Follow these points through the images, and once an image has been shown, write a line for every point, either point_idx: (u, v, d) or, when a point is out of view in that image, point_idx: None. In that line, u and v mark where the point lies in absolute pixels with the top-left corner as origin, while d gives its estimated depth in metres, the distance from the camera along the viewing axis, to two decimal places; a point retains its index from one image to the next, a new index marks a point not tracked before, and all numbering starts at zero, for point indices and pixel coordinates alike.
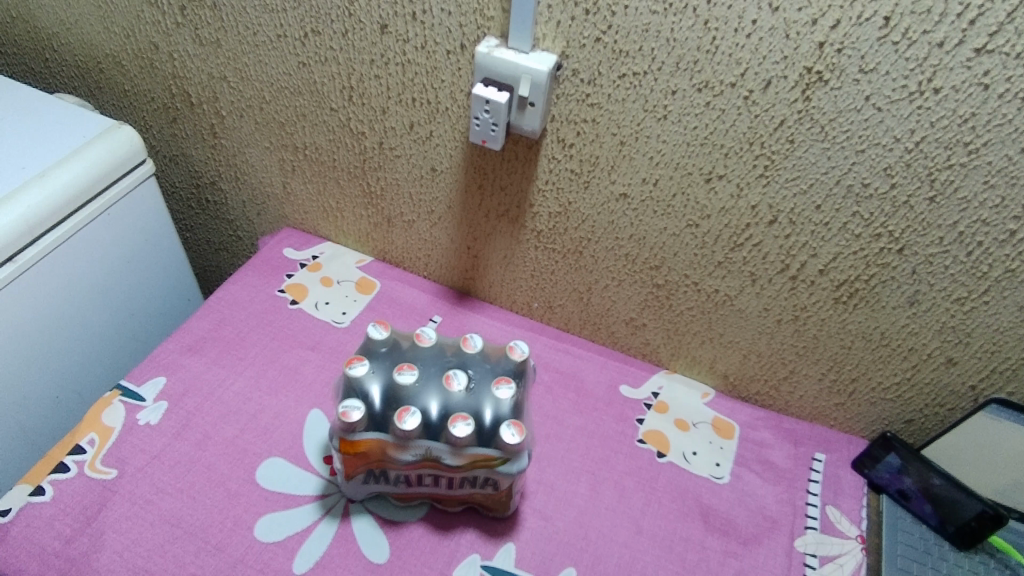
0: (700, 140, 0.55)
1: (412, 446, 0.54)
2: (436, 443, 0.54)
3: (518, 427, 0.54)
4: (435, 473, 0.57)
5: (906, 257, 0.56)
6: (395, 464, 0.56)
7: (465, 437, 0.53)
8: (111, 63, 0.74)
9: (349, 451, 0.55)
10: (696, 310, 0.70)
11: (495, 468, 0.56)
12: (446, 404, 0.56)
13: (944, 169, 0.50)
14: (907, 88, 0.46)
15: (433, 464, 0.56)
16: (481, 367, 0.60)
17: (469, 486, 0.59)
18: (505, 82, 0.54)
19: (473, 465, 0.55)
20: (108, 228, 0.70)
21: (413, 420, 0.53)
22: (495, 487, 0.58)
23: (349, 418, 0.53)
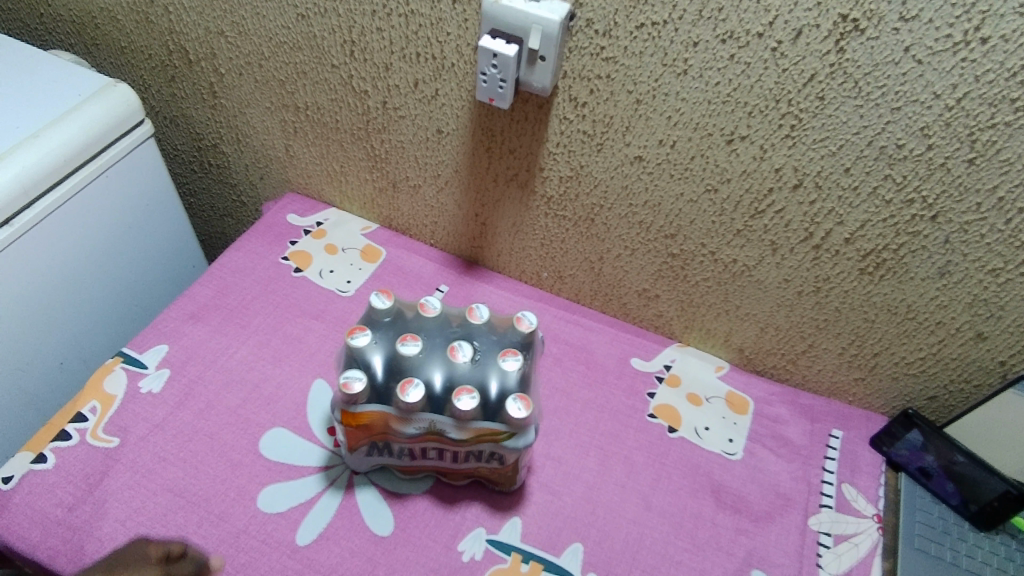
0: (722, 98, 0.51)
1: (415, 420, 0.53)
2: (439, 416, 0.53)
3: (525, 401, 0.52)
4: (439, 447, 0.56)
5: (939, 225, 0.53)
6: (399, 437, 0.55)
7: (469, 411, 0.51)
8: (106, 18, 0.71)
9: (350, 423, 0.53)
10: (712, 280, 0.67)
11: (501, 443, 0.54)
12: (450, 377, 0.54)
13: (986, 129, 0.46)
14: (951, 38, 0.43)
15: (437, 438, 0.54)
16: (487, 339, 0.58)
17: (474, 461, 0.57)
18: (513, 34, 0.50)
19: (478, 440, 0.54)
20: (107, 191, 0.69)
21: (416, 392, 0.51)
22: (501, 462, 0.56)
23: (351, 389, 0.51)
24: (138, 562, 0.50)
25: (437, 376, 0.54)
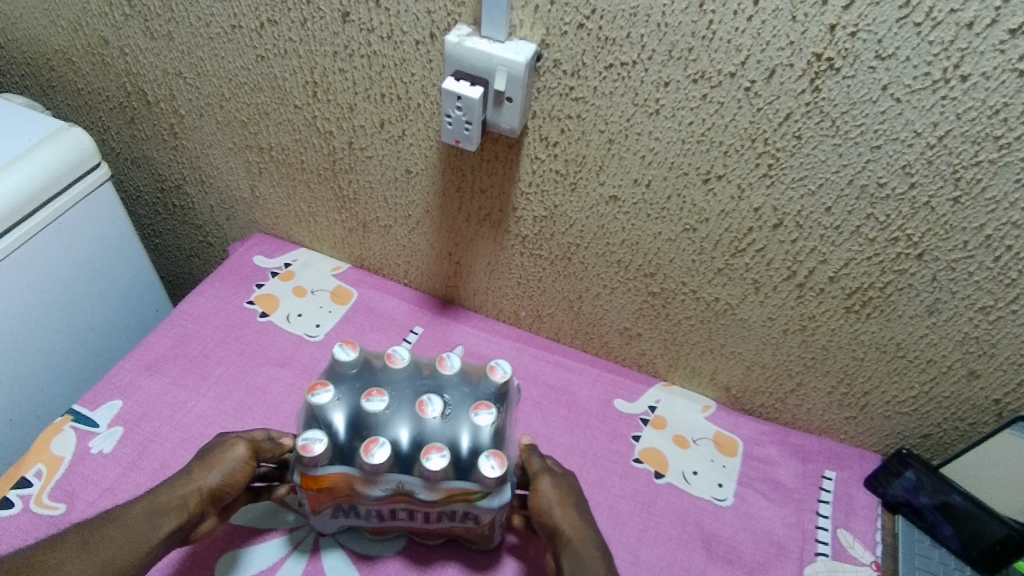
0: (696, 137, 0.49)
1: (381, 480, 0.49)
2: (408, 476, 0.49)
3: (499, 458, 0.49)
4: (410, 507, 0.52)
5: (926, 263, 0.51)
6: (364, 499, 0.51)
7: (439, 470, 0.48)
8: (61, 61, 0.69)
9: (311, 486, 0.50)
10: (695, 319, 0.65)
11: (475, 503, 0.50)
12: (420, 432, 0.51)
13: (971, 167, 0.44)
14: (930, 76, 0.41)
15: (406, 500, 0.50)
16: (460, 390, 0.55)
17: (447, 520, 0.53)
18: (478, 75, 0.48)
19: (450, 501, 0.50)
20: (60, 238, 0.65)
21: (382, 452, 0.48)
22: (476, 521, 0.53)
23: (311, 452, 0.48)
24: (224, 443, 0.53)
25: (406, 431, 0.51)
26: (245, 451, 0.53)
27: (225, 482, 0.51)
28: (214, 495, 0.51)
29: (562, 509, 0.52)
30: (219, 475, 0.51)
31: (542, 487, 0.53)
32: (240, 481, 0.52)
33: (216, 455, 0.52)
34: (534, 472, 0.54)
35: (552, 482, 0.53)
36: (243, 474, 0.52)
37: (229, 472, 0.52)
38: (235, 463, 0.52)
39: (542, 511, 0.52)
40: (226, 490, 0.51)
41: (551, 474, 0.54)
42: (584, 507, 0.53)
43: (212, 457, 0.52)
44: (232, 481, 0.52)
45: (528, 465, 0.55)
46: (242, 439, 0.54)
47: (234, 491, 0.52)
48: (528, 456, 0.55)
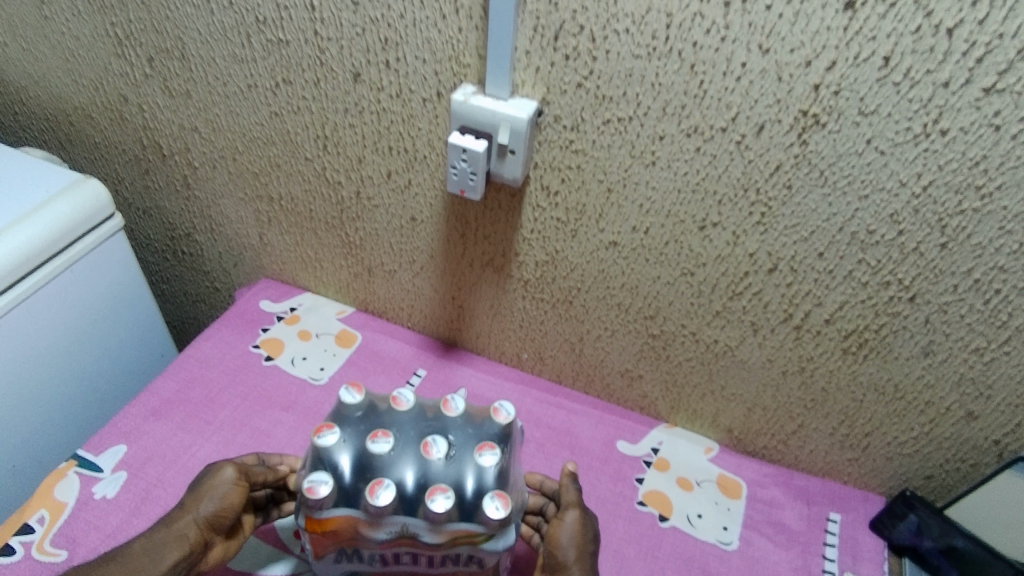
0: (691, 187, 0.51)
1: (386, 522, 0.49)
2: (412, 519, 0.49)
3: (503, 500, 0.49)
4: (414, 551, 0.52)
5: (918, 306, 0.52)
6: (369, 542, 0.51)
7: (443, 511, 0.48)
8: (81, 117, 0.72)
9: (316, 529, 0.50)
10: (695, 361, 0.66)
11: (479, 545, 0.50)
12: (425, 473, 0.51)
13: (955, 215, 0.46)
14: (911, 131, 0.42)
15: (410, 542, 0.50)
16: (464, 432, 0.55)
17: (451, 564, 0.53)
18: (482, 130, 0.51)
19: (454, 543, 0.50)
20: (69, 287, 0.67)
21: (387, 494, 0.48)
22: (480, 564, 0.52)
23: (316, 494, 0.48)
24: (213, 471, 0.53)
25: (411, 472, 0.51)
26: (234, 476, 0.52)
27: (220, 509, 0.51)
28: (213, 522, 0.51)
29: (577, 547, 0.51)
30: (214, 503, 0.51)
31: (567, 519, 0.53)
32: (236, 504, 0.52)
33: (207, 484, 0.52)
34: (565, 504, 0.54)
35: (578, 519, 0.53)
36: (238, 497, 0.52)
37: (221, 498, 0.51)
38: (226, 488, 0.52)
39: (555, 542, 0.52)
40: (225, 516, 0.51)
41: (580, 511, 0.54)
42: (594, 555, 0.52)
43: (203, 487, 0.52)
44: (229, 506, 0.51)
45: (563, 496, 0.55)
46: (230, 463, 0.53)
47: (233, 515, 0.52)
48: (564, 489, 0.56)
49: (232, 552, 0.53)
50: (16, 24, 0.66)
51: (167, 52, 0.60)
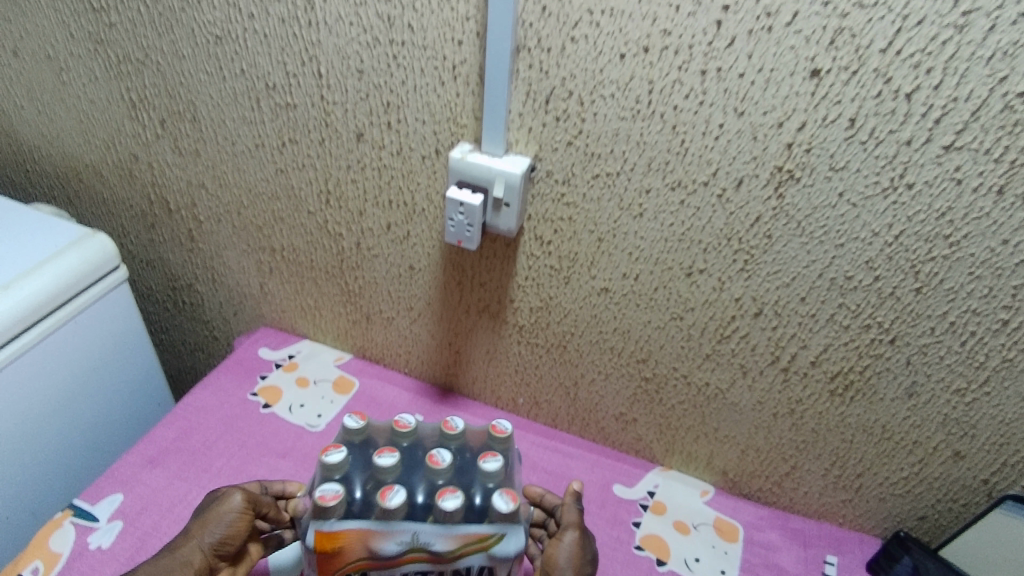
0: (677, 237, 0.54)
1: (398, 529, 0.48)
2: (422, 525, 0.48)
3: (511, 495, 0.49)
4: (425, 568, 0.49)
5: (899, 348, 0.54)
6: (379, 559, 0.48)
7: (454, 507, 0.48)
8: (91, 174, 0.74)
9: (325, 544, 0.47)
10: (688, 403, 0.67)
11: (492, 552, 0.48)
12: (433, 481, 0.51)
13: (926, 262, 0.48)
14: (880, 184, 0.45)
15: (422, 555, 0.48)
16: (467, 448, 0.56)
17: None
18: (478, 184, 0.53)
19: (467, 550, 0.48)
20: (72, 337, 0.68)
21: (398, 496, 0.48)
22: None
23: (326, 501, 0.48)
24: (220, 498, 0.53)
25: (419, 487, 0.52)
26: (240, 503, 0.53)
27: (225, 536, 0.51)
28: (217, 549, 0.51)
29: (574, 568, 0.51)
30: (219, 530, 0.51)
31: (565, 540, 0.53)
32: (241, 531, 0.52)
33: (213, 510, 0.52)
34: (565, 524, 0.55)
35: (576, 540, 0.53)
36: (243, 524, 0.52)
37: (228, 525, 0.52)
38: (231, 515, 0.52)
39: (552, 562, 0.52)
40: (230, 543, 0.52)
41: (580, 533, 0.54)
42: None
43: (208, 514, 0.52)
44: (234, 533, 0.52)
45: (564, 517, 0.55)
46: (238, 488, 0.53)
47: (237, 542, 0.52)
48: (565, 510, 0.56)
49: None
50: (33, 88, 0.69)
51: (179, 114, 0.63)
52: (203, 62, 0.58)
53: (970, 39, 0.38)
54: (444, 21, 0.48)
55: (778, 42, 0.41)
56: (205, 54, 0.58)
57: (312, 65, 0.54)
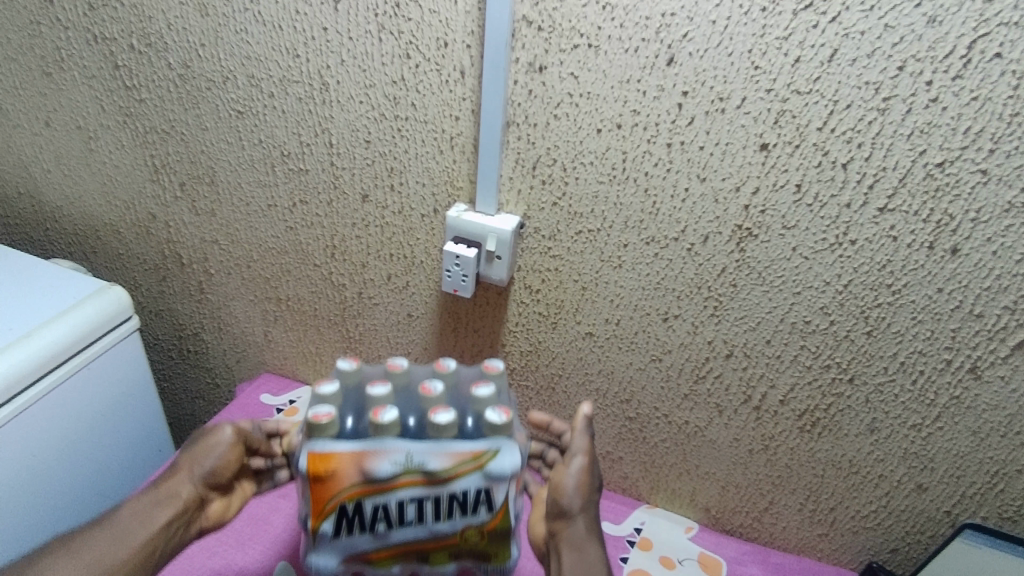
0: (654, 286, 0.60)
1: (390, 448, 0.46)
2: (414, 445, 0.46)
3: (505, 410, 0.50)
4: (417, 498, 0.46)
5: (857, 387, 0.59)
6: (368, 484, 0.45)
7: (446, 421, 0.47)
8: (108, 231, 0.80)
9: (313, 466, 0.45)
10: (669, 441, 0.72)
11: (488, 473, 0.47)
12: (424, 407, 0.51)
13: (874, 308, 0.53)
14: (827, 241, 0.51)
15: (415, 477, 0.46)
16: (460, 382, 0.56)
17: (459, 517, 0.47)
18: (473, 239, 0.59)
19: (462, 470, 0.46)
20: (85, 383, 0.71)
21: (390, 413, 0.48)
22: (489, 509, 0.47)
23: (316, 418, 0.47)
24: (209, 432, 0.59)
25: (411, 415, 0.52)
26: (230, 437, 0.59)
27: (217, 466, 0.58)
28: (208, 478, 0.58)
29: (581, 494, 0.54)
30: (211, 461, 0.58)
31: (573, 468, 0.54)
32: (232, 461, 0.59)
33: (203, 446, 0.58)
34: (573, 450, 0.55)
35: (584, 469, 0.54)
36: (233, 455, 0.59)
37: (219, 456, 0.58)
38: (222, 448, 0.58)
39: (560, 491, 0.54)
40: (221, 472, 0.58)
41: (588, 460, 0.55)
42: (597, 500, 0.56)
43: (199, 449, 0.58)
44: (225, 463, 0.59)
45: (573, 442, 0.55)
46: (231, 422, 0.60)
47: (228, 473, 0.59)
48: (575, 433, 0.56)
49: (230, 509, 0.61)
50: (62, 155, 0.75)
51: (199, 178, 0.69)
52: (224, 133, 0.65)
53: (891, 120, 0.44)
54: (443, 101, 0.55)
55: (731, 121, 0.48)
56: (226, 125, 0.64)
57: (324, 136, 0.61)
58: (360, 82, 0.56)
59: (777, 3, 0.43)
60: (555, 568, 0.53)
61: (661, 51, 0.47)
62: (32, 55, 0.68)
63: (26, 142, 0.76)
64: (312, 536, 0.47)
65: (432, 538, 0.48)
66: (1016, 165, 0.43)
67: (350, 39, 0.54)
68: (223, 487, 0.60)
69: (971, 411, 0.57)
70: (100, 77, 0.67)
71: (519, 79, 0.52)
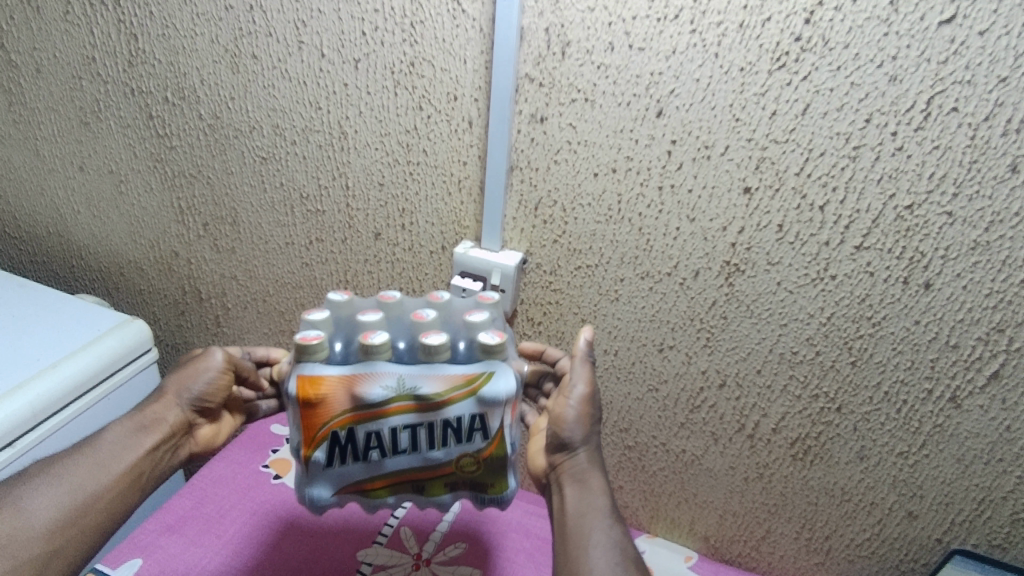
0: (649, 318, 0.63)
1: (382, 372, 0.48)
2: (406, 370, 0.48)
3: (498, 333, 0.51)
4: (410, 424, 0.48)
5: (845, 415, 0.61)
6: (360, 409, 0.47)
7: (437, 344, 0.49)
8: (132, 268, 0.84)
9: (303, 390, 0.47)
10: (667, 469, 0.74)
11: (481, 399, 0.48)
12: (414, 332, 0.53)
13: (857, 339, 0.57)
14: (809, 276, 0.55)
15: (407, 403, 0.47)
16: (457, 308, 0.57)
17: (453, 445, 0.49)
18: (478, 274, 0.63)
19: (455, 394, 0.48)
20: (104, 412, 0.73)
21: (381, 337, 0.49)
22: (484, 437, 0.49)
23: (306, 342, 0.48)
24: (196, 358, 0.63)
25: (401, 340, 0.53)
26: (220, 364, 0.62)
27: (206, 392, 0.61)
28: (197, 402, 0.61)
29: (582, 426, 0.54)
30: (201, 386, 0.61)
31: (575, 399, 0.55)
32: (223, 388, 0.62)
33: (190, 370, 0.62)
34: (576, 379, 0.55)
35: (586, 399, 0.55)
36: (223, 382, 0.62)
37: (209, 381, 0.61)
38: (212, 374, 0.61)
39: (561, 423, 0.54)
40: (209, 398, 0.62)
41: (591, 390, 0.55)
42: (597, 432, 0.56)
43: (187, 373, 0.61)
44: (214, 389, 0.62)
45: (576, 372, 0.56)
46: (221, 349, 0.62)
47: (216, 399, 0.62)
48: (578, 362, 0.56)
49: (217, 435, 0.65)
50: (93, 198, 0.80)
51: (222, 218, 0.74)
52: (248, 178, 0.69)
53: (862, 166, 0.48)
54: (452, 147, 0.59)
55: (716, 167, 0.53)
56: (250, 170, 0.69)
57: (341, 180, 0.65)
58: (376, 131, 0.61)
59: (754, 64, 0.48)
60: (557, 497, 0.54)
61: (650, 105, 0.52)
62: (71, 106, 0.74)
63: (60, 185, 0.81)
64: (304, 466, 0.49)
65: (425, 467, 0.50)
66: (978, 207, 0.47)
67: (369, 93, 0.59)
68: (210, 414, 0.64)
69: (955, 439, 0.59)
70: (135, 126, 0.72)
71: (522, 128, 0.56)
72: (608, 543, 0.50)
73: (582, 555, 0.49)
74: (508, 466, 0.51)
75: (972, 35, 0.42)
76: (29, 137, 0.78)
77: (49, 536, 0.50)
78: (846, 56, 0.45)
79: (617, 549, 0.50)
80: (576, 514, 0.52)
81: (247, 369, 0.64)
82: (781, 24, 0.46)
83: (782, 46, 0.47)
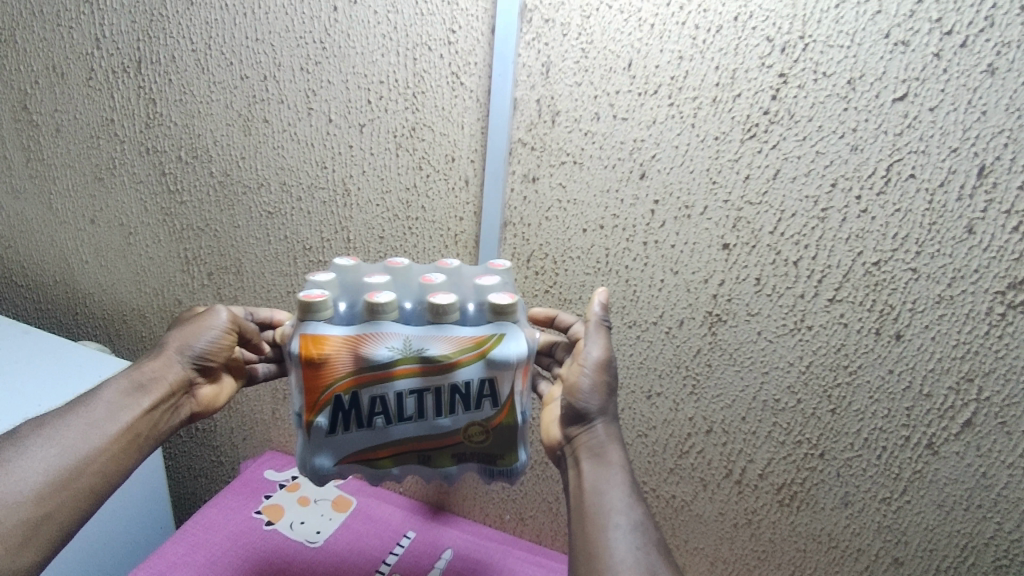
0: (637, 365, 0.66)
1: (388, 333, 0.49)
2: (413, 332, 0.50)
3: (508, 294, 0.52)
4: (415, 388, 0.50)
5: (828, 461, 0.63)
6: (365, 371, 0.49)
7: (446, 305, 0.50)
8: (135, 316, 0.86)
9: (308, 350, 0.48)
10: (658, 515, 0.74)
11: (488, 363, 0.50)
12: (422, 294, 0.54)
13: (835, 387, 0.59)
14: (787, 326, 0.58)
15: (413, 365, 0.49)
16: (468, 273, 0.58)
17: (461, 412, 0.51)
18: None
19: (463, 358, 0.50)
20: None
21: (388, 296, 0.51)
22: (493, 404, 0.51)
23: (310, 299, 0.50)
24: (198, 318, 0.63)
25: (409, 301, 0.54)
26: (224, 324, 0.63)
27: (209, 351, 0.63)
28: (200, 358, 0.62)
29: (597, 395, 0.54)
30: (204, 344, 0.62)
31: (589, 367, 0.54)
32: (224, 347, 0.64)
33: (192, 327, 0.63)
34: (591, 345, 0.55)
35: (601, 366, 0.54)
36: (225, 342, 0.63)
37: (212, 338, 0.62)
38: (216, 332, 0.63)
39: (575, 392, 0.54)
40: (211, 358, 0.63)
41: (606, 356, 0.55)
42: (613, 403, 0.56)
43: (188, 329, 0.62)
44: (217, 349, 0.63)
45: (591, 338, 0.55)
46: (226, 309, 0.64)
47: (217, 358, 0.63)
48: (594, 329, 0.55)
49: (219, 396, 0.66)
50: (101, 248, 0.82)
51: (226, 268, 0.76)
52: (254, 230, 0.72)
53: (831, 227, 0.52)
54: (450, 204, 0.63)
55: (696, 225, 0.56)
56: (256, 224, 0.72)
57: (343, 233, 0.68)
58: (378, 188, 0.65)
59: (727, 134, 0.52)
60: (575, 474, 0.53)
61: (634, 168, 0.56)
62: (88, 163, 0.77)
63: (70, 236, 0.83)
64: (307, 432, 0.51)
65: (429, 435, 0.52)
66: (940, 264, 0.51)
67: (372, 154, 0.63)
68: (210, 375, 0.65)
69: (934, 485, 0.60)
70: (147, 182, 0.75)
71: (515, 187, 0.60)
72: (628, 524, 0.48)
73: (599, 536, 0.47)
74: (516, 439, 0.53)
75: (923, 110, 0.47)
76: (44, 190, 0.82)
77: (40, 500, 0.48)
78: (811, 128, 0.50)
79: (637, 531, 0.48)
80: (592, 491, 0.50)
81: (250, 331, 0.65)
82: (751, 100, 0.50)
83: (752, 119, 0.51)
